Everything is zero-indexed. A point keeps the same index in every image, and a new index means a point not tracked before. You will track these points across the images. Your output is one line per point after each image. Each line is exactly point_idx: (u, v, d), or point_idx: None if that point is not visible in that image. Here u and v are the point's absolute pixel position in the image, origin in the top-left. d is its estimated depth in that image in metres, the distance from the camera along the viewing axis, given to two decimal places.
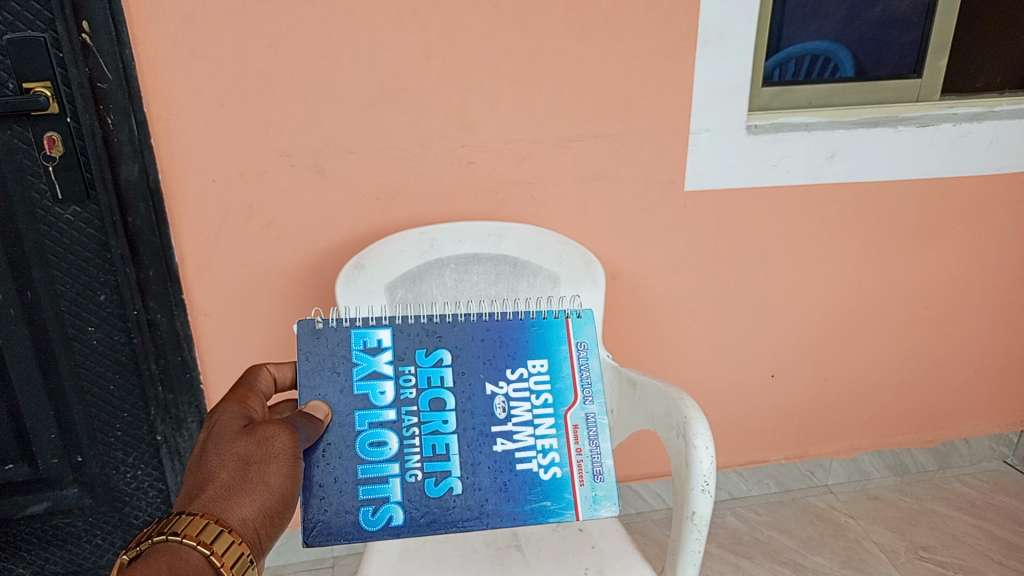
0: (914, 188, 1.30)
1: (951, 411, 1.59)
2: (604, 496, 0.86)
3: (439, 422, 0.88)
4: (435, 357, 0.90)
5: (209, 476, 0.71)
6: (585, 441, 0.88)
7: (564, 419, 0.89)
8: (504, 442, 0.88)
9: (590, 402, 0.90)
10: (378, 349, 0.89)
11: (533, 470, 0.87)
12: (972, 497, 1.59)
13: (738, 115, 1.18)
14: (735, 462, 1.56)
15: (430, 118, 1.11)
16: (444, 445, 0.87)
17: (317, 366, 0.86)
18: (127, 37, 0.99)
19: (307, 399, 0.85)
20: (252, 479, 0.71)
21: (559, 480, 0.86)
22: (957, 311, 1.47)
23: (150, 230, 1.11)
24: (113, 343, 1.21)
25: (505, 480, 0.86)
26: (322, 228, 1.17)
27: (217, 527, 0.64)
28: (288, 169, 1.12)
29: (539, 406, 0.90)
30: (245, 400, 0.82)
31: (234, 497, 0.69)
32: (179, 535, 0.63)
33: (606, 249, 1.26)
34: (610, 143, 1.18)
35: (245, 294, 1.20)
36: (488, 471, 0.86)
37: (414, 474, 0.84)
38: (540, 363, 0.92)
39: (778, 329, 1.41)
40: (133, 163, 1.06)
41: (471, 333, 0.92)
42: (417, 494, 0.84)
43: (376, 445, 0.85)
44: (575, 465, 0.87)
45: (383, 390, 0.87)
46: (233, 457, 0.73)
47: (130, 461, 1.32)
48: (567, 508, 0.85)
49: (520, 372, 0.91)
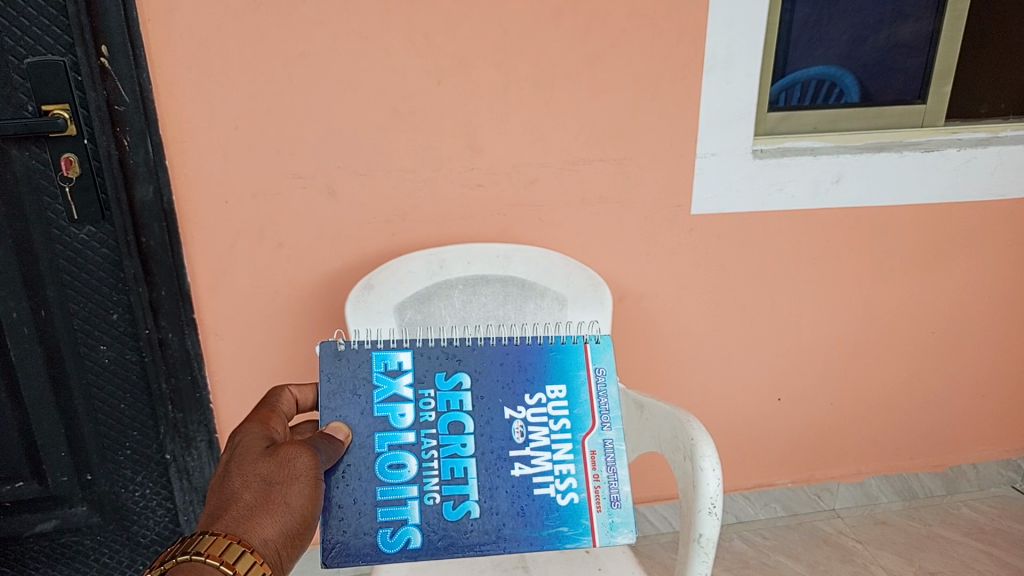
0: (919, 213, 1.31)
1: (959, 435, 1.59)
2: (621, 523, 0.87)
3: (458, 445, 0.89)
4: (454, 381, 0.91)
5: (233, 496, 0.72)
6: (602, 468, 0.89)
7: (581, 445, 0.90)
8: (522, 466, 0.89)
9: (608, 428, 0.91)
10: (398, 371, 0.90)
11: (550, 495, 0.88)
12: (981, 522, 1.58)
13: (743, 140, 1.19)
14: (742, 486, 1.55)
15: (440, 141, 1.13)
16: (463, 468, 0.88)
17: (338, 388, 0.88)
18: (144, 61, 1.01)
19: (329, 420, 0.86)
20: (274, 500, 0.72)
21: (576, 505, 0.87)
22: (963, 335, 1.47)
23: (163, 250, 1.13)
24: (125, 361, 1.23)
25: (522, 504, 0.87)
26: (332, 249, 1.18)
27: (239, 548, 0.66)
28: (300, 191, 1.13)
29: (556, 431, 0.91)
30: (267, 421, 0.83)
31: (256, 517, 0.71)
32: (202, 555, 0.65)
33: (613, 271, 1.27)
34: (617, 167, 1.19)
35: (256, 314, 1.22)
36: (506, 495, 0.87)
37: (433, 497, 0.86)
38: (558, 389, 0.92)
39: (785, 352, 1.41)
40: (148, 184, 1.08)
41: (490, 358, 0.93)
42: (435, 517, 0.85)
43: (395, 467, 0.86)
44: (592, 490, 0.88)
45: (402, 412, 0.89)
46: (255, 477, 0.74)
47: (139, 480, 1.33)
48: (584, 534, 0.86)
49: (539, 397, 0.92)
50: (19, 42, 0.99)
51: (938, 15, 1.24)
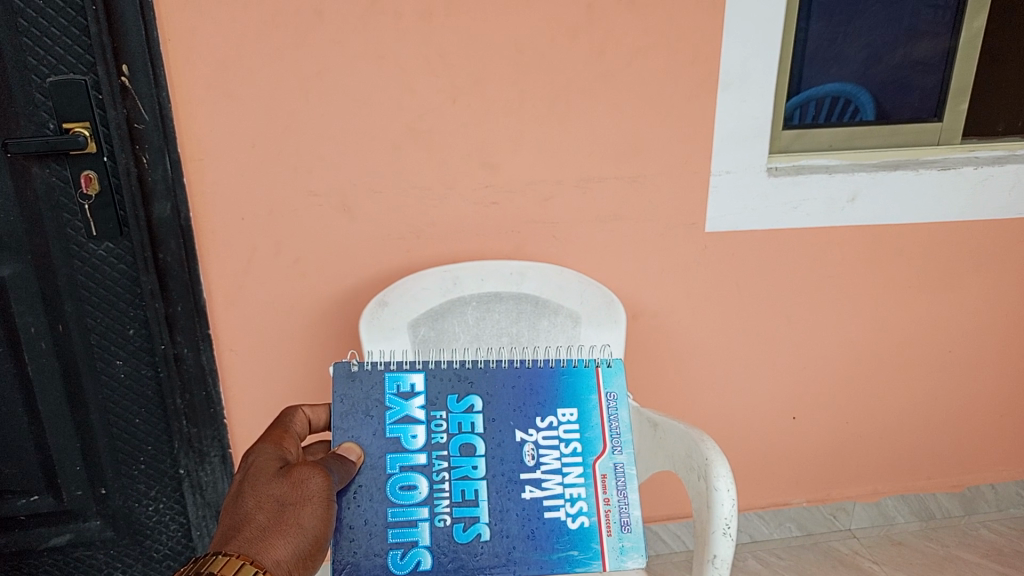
0: (935, 232, 1.31)
1: (977, 455, 1.57)
2: (631, 547, 0.86)
3: (469, 467, 0.89)
4: (466, 403, 0.91)
5: (246, 517, 0.74)
6: (613, 492, 0.88)
7: (592, 468, 0.90)
8: (533, 489, 0.88)
9: (619, 452, 0.90)
10: (411, 393, 0.90)
11: (561, 518, 0.87)
12: (999, 544, 1.55)
13: (758, 157, 1.19)
14: (756, 505, 1.54)
15: (455, 159, 1.14)
16: (474, 491, 0.88)
17: (351, 409, 0.89)
18: (163, 80, 1.03)
19: (340, 440, 0.87)
20: (287, 521, 0.74)
21: (586, 529, 0.87)
22: (981, 355, 1.45)
23: (180, 265, 1.14)
24: (140, 376, 1.23)
25: (533, 527, 0.87)
26: (347, 266, 1.19)
27: (251, 568, 0.68)
28: (316, 208, 1.14)
29: (567, 454, 0.90)
30: (280, 440, 0.84)
31: (269, 538, 0.72)
32: (216, 575, 0.66)
33: (626, 288, 1.27)
34: (632, 185, 1.19)
35: (270, 330, 1.22)
36: (516, 518, 0.87)
37: (443, 519, 0.86)
38: (569, 412, 0.92)
39: (800, 370, 1.40)
40: (166, 201, 1.09)
41: (502, 380, 0.93)
42: (445, 539, 0.85)
43: (406, 489, 0.86)
44: (603, 515, 0.88)
45: (414, 433, 0.89)
46: (269, 498, 0.76)
47: (152, 494, 1.33)
48: (595, 558, 0.86)
49: (550, 420, 0.92)
50: (42, 60, 1.01)
51: (955, 32, 1.24)
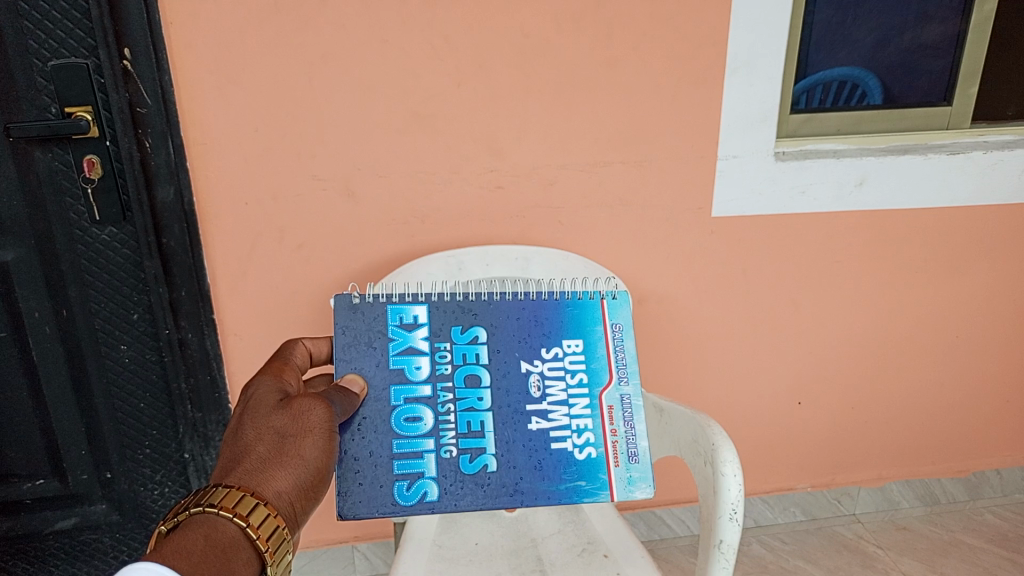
0: (944, 217, 1.30)
1: (983, 440, 1.57)
2: (638, 478, 0.87)
3: (474, 399, 0.88)
4: (470, 335, 0.90)
5: (247, 449, 0.71)
6: (620, 422, 0.89)
7: (598, 400, 0.90)
8: (539, 421, 0.89)
9: (625, 383, 0.91)
10: (413, 325, 0.89)
11: (568, 449, 0.88)
12: (1004, 529, 1.55)
13: (765, 142, 1.18)
14: (761, 489, 1.54)
15: (460, 144, 1.13)
16: (479, 423, 0.88)
17: (353, 340, 0.87)
18: (166, 63, 1.01)
19: (343, 372, 0.85)
20: (288, 452, 0.72)
21: (593, 459, 0.87)
22: (987, 341, 1.45)
23: (183, 250, 1.13)
24: (144, 361, 1.23)
25: (539, 458, 0.87)
26: (350, 250, 1.18)
27: (253, 500, 0.65)
28: (320, 193, 1.14)
29: (573, 385, 0.91)
30: (280, 373, 0.82)
31: (270, 470, 0.70)
32: (215, 508, 0.63)
33: (631, 273, 1.26)
34: (638, 170, 1.18)
35: (274, 315, 1.22)
36: (523, 450, 0.87)
37: (449, 450, 0.85)
38: (574, 343, 0.93)
39: (805, 355, 1.40)
40: (169, 186, 1.09)
41: (506, 312, 0.92)
42: (451, 470, 0.84)
43: (411, 420, 0.85)
44: (610, 445, 0.88)
45: (418, 365, 0.88)
46: (269, 430, 0.73)
47: (157, 478, 1.33)
48: (602, 488, 0.86)
49: (555, 351, 0.92)
50: (43, 44, 1.00)
51: (965, 16, 1.23)
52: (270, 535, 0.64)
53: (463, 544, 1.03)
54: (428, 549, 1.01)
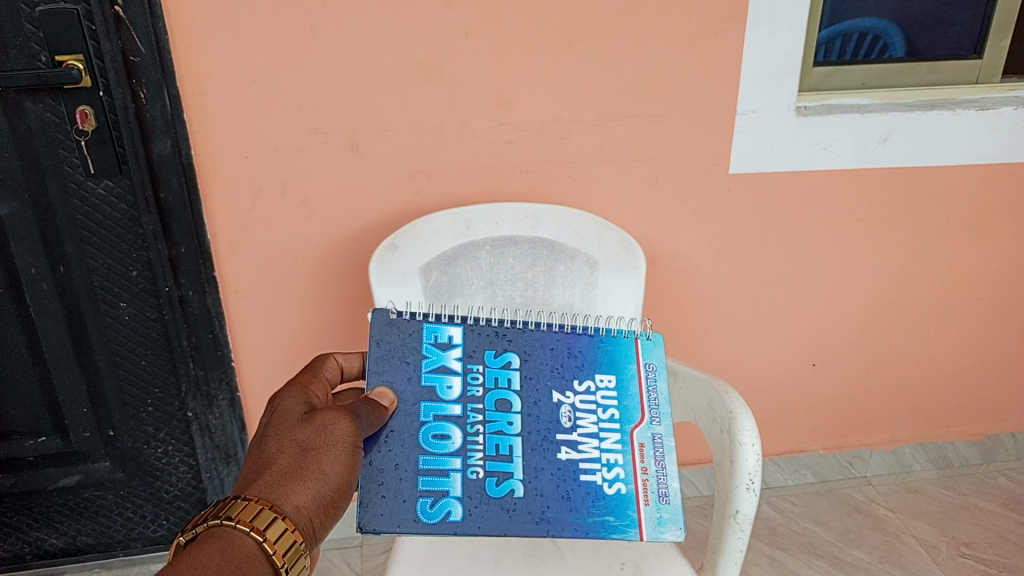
0: (970, 175, 1.25)
1: (999, 403, 1.54)
2: (669, 519, 0.75)
3: (504, 423, 0.80)
4: (503, 359, 0.83)
5: (268, 461, 0.69)
6: (651, 461, 0.79)
7: (629, 437, 0.80)
8: (569, 450, 0.79)
9: (657, 422, 0.81)
10: (448, 344, 0.82)
11: (596, 482, 0.77)
12: (1018, 492, 1.53)
13: (787, 95, 1.13)
14: (772, 451, 1.52)
15: (468, 96, 1.08)
16: (509, 447, 0.79)
17: (387, 354, 0.80)
18: (160, 9, 0.96)
19: (374, 384, 0.79)
20: (308, 466, 0.68)
21: (623, 496, 0.77)
22: (1008, 302, 1.41)
23: (182, 205, 1.10)
24: (145, 318, 1.21)
25: (568, 489, 0.77)
26: (354, 206, 1.15)
27: (270, 514, 0.63)
28: (323, 147, 1.09)
29: (604, 419, 0.82)
30: (308, 386, 0.78)
31: (289, 483, 0.67)
32: (232, 521, 0.61)
33: (644, 231, 1.22)
34: (653, 124, 1.13)
35: (277, 273, 1.19)
36: (551, 478, 0.77)
37: (476, 471, 0.76)
38: (607, 378, 0.84)
39: (821, 317, 1.36)
40: (166, 138, 1.04)
41: (540, 341, 0.84)
42: (477, 492, 0.75)
43: (440, 437, 0.77)
44: (640, 483, 0.77)
45: (450, 384, 0.80)
46: (291, 442, 0.70)
47: (161, 437, 1.32)
48: (631, 526, 0.75)
49: (587, 385, 0.83)
50: None
51: None
52: (288, 554, 0.62)
53: None
54: None
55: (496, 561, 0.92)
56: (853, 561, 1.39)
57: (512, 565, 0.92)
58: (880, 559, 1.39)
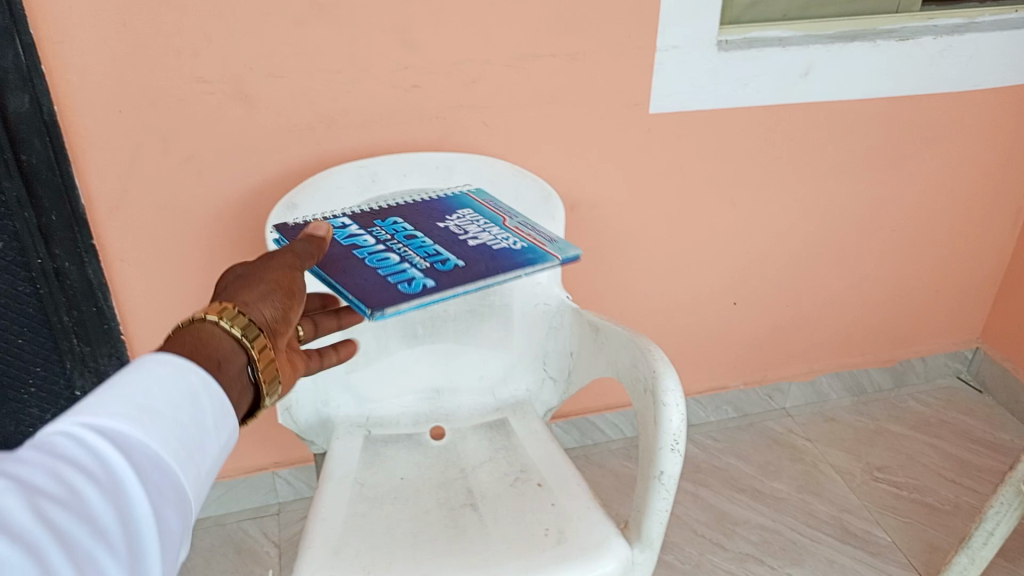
0: (887, 107, 1.23)
1: (910, 330, 1.57)
2: (564, 247, 0.82)
3: (419, 242, 0.81)
4: (390, 223, 0.87)
5: (210, 290, 0.66)
6: (529, 232, 0.86)
7: (506, 227, 0.87)
8: (471, 237, 0.82)
9: (517, 220, 0.89)
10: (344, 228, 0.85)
11: (502, 246, 0.81)
12: (927, 415, 1.57)
13: (708, 30, 1.08)
14: (694, 390, 1.51)
15: (368, 37, 0.99)
16: (428, 248, 0.80)
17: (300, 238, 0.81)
18: None
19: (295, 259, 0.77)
20: (252, 275, 0.66)
21: (525, 249, 0.81)
22: (921, 232, 1.42)
23: (48, 168, 0.98)
24: (17, 295, 1.08)
25: (483, 250, 0.78)
26: (249, 162, 1.04)
27: (233, 308, 0.60)
28: (208, 97, 0.98)
29: (490, 233, 0.84)
30: None
31: (238, 291, 0.64)
32: (196, 316, 0.58)
33: (562, 177, 1.16)
34: (570, 63, 1.07)
35: (166, 238, 1.08)
36: (466, 249, 0.79)
37: (421, 262, 0.76)
38: (462, 212, 0.90)
39: (742, 256, 1.34)
40: (23, 93, 0.92)
41: (417, 212, 0.91)
42: (427, 271, 0.74)
43: (381, 258, 0.77)
44: (532, 238, 0.83)
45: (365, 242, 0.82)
46: (231, 277, 0.68)
47: (49, 418, 1.20)
48: (546, 255, 0.78)
49: (456, 219, 0.89)
50: None
51: None
52: (253, 329, 0.59)
53: (385, 481, 0.93)
54: (349, 491, 0.91)
55: (414, 536, 0.84)
56: (772, 492, 1.40)
57: (432, 538, 0.84)
58: (798, 489, 1.40)
